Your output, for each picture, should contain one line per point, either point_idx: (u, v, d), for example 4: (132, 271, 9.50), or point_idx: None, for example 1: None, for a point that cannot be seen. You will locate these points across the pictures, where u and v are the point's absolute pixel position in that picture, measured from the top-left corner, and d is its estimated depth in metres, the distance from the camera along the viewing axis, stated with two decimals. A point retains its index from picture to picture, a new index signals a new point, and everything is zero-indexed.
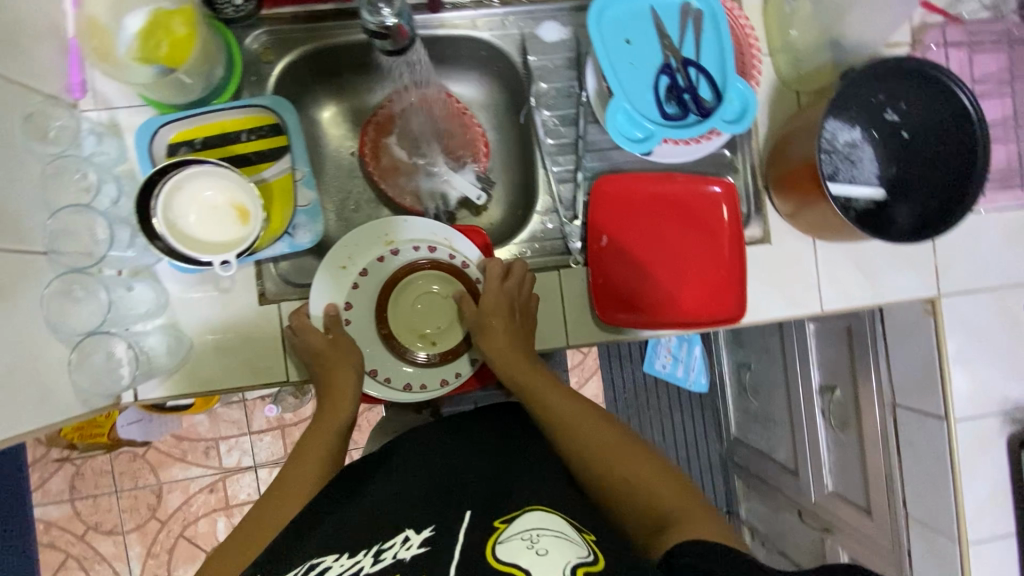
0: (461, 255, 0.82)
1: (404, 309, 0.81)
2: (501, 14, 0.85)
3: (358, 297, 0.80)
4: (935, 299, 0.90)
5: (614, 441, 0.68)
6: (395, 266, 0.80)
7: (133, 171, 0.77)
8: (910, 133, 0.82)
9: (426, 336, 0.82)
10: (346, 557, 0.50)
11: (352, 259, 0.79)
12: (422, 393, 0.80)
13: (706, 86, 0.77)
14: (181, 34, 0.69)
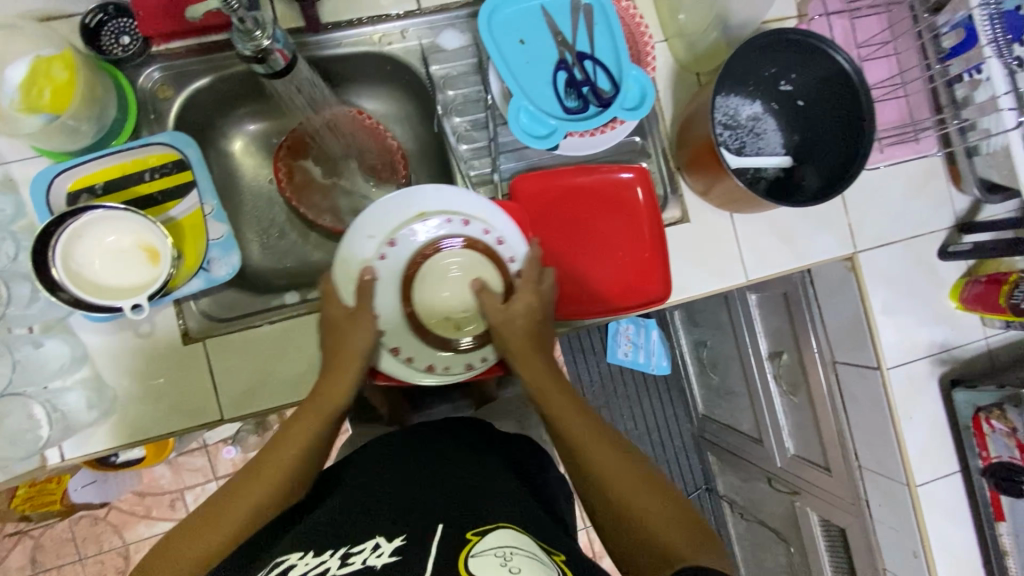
0: (495, 232, 0.76)
1: (432, 285, 0.74)
2: (399, 27, 0.85)
3: (386, 269, 0.74)
4: (853, 256, 0.93)
5: (613, 455, 0.62)
6: (424, 239, 0.74)
7: (32, 226, 0.73)
8: (805, 100, 0.86)
9: (454, 320, 0.75)
10: (312, 557, 0.49)
11: (380, 229, 0.74)
12: (445, 376, 0.75)
13: (604, 77, 0.80)
14: (62, 80, 0.68)
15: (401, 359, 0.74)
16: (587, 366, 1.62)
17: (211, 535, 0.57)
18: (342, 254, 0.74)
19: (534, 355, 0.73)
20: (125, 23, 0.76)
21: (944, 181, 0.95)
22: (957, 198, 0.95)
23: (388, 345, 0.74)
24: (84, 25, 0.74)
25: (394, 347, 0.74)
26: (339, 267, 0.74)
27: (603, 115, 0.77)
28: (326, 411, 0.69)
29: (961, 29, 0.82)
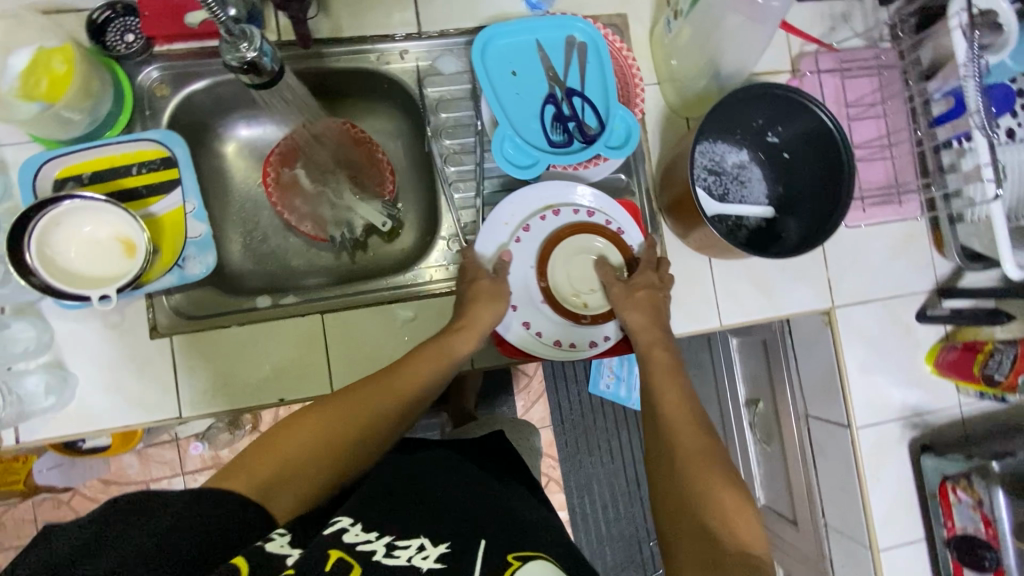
0: (616, 222, 0.85)
1: (560, 266, 0.84)
2: (398, 48, 0.87)
3: (521, 251, 0.84)
4: (831, 310, 0.93)
5: (712, 480, 0.63)
6: (559, 225, 0.84)
7: (15, 208, 0.75)
8: (791, 153, 0.87)
9: (578, 298, 0.84)
10: (362, 529, 0.50)
11: (514, 217, 0.84)
12: (566, 349, 0.83)
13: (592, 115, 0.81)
14: (61, 72, 0.70)
15: (531, 332, 0.83)
16: (568, 395, 1.62)
17: (310, 440, 0.61)
18: (483, 239, 0.83)
19: (662, 371, 0.76)
20: (132, 21, 0.78)
21: (927, 245, 0.95)
22: (939, 262, 0.95)
23: (519, 319, 0.83)
24: (90, 20, 0.77)
25: (525, 321, 0.83)
26: (484, 245, 0.83)
27: (587, 151, 0.78)
28: (435, 364, 0.73)
29: (951, 97, 0.84)
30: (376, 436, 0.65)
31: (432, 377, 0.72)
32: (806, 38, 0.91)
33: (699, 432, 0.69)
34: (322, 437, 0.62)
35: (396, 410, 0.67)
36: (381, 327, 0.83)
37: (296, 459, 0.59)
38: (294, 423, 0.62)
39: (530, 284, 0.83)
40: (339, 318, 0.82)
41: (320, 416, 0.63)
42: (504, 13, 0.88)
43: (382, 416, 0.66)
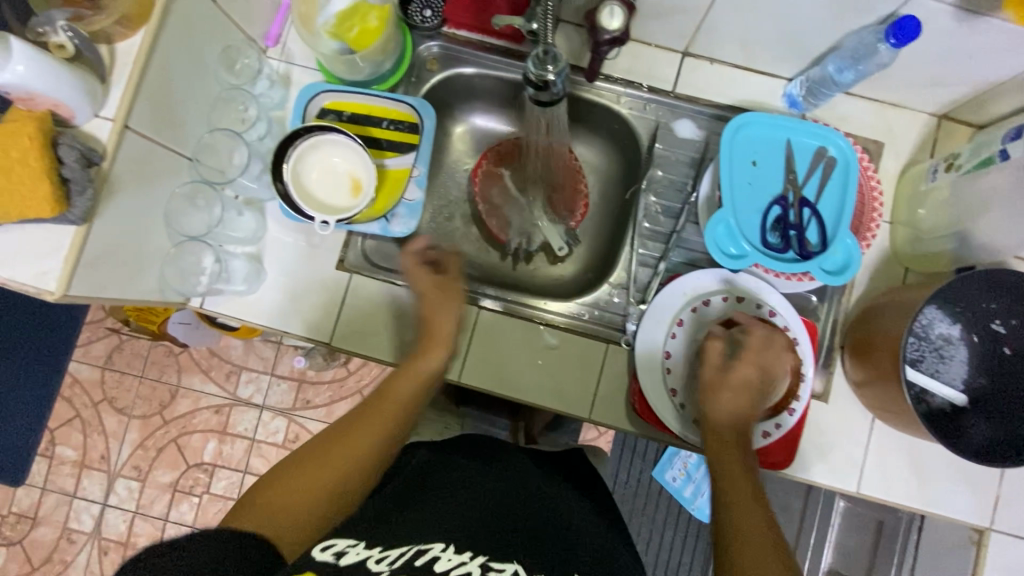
0: (796, 331, 0.79)
1: None
2: (646, 98, 0.89)
3: (691, 322, 0.82)
4: (986, 530, 0.82)
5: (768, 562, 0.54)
6: (737, 312, 0.81)
7: (283, 119, 0.87)
8: (1012, 351, 0.78)
9: None
10: (454, 552, 0.52)
11: (694, 291, 0.83)
12: (702, 435, 0.78)
13: (814, 230, 0.79)
14: (372, 27, 0.80)
15: (674, 401, 0.80)
16: (630, 468, 1.54)
17: (302, 497, 0.56)
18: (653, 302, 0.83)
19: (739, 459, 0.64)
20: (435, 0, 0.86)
21: None
22: None
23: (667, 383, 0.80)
24: None
25: (672, 387, 0.80)
26: (653, 310, 0.83)
27: (799, 265, 0.75)
28: (410, 387, 0.69)
29: None
30: (374, 469, 0.62)
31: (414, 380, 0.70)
32: None
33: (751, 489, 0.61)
34: (311, 489, 0.57)
35: (387, 439, 0.64)
36: (525, 343, 0.85)
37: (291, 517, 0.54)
38: (281, 484, 0.57)
39: (689, 356, 0.81)
40: (492, 318, 0.85)
41: (304, 471, 0.58)
42: (759, 101, 0.87)
43: (369, 448, 0.62)
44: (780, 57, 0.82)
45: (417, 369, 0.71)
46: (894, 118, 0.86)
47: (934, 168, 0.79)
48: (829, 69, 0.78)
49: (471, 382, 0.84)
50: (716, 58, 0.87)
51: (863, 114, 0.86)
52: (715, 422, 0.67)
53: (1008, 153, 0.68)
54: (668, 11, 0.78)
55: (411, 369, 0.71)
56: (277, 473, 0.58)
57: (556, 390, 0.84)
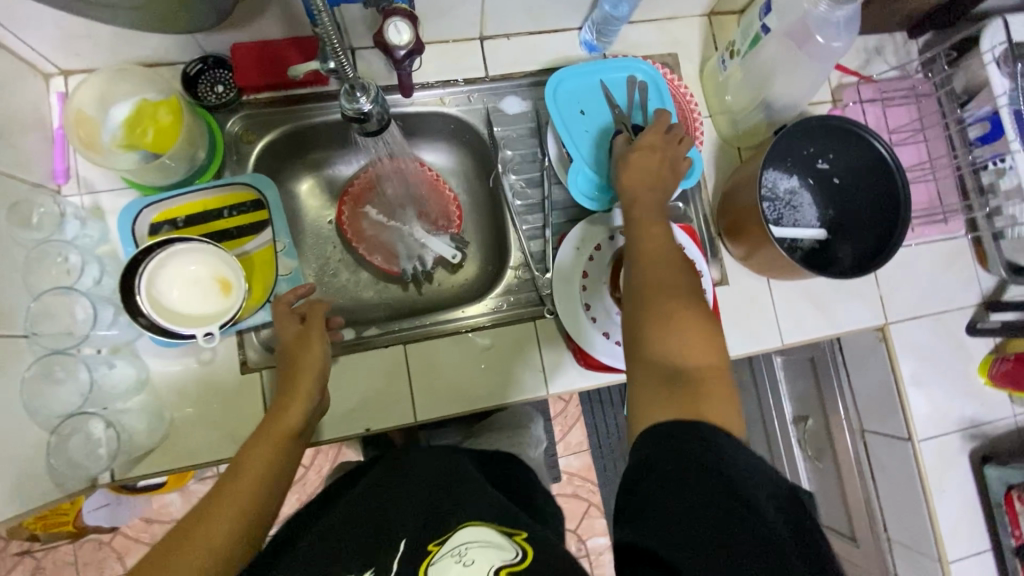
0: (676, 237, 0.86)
1: None
2: (466, 91, 0.92)
3: (594, 268, 0.86)
4: (885, 326, 0.97)
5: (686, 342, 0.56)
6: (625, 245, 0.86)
7: (114, 252, 0.78)
8: (841, 178, 0.91)
9: None
10: None
11: (584, 241, 0.87)
12: None
13: None
14: (167, 123, 0.75)
15: (611, 342, 0.83)
16: (606, 417, 1.59)
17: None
18: (555, 266, 0.86)
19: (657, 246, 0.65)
20: (221, 74, 0.82)
21: (971, 260, 0.98)
22: (984, 276, 0.99)
23: (598, 329, 0.83)
24: (184, 73, 0.81)
25: (605, 331, 0.83)
26: (560, 272, 0.86)
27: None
28: (271, 441, 0.64)
29: (986, 122, 0.88)
30: (253, 520, 0.57)
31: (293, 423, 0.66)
32: (846, 70, 0.96)
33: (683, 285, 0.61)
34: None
35: (261, 487, 0.60)
36: (459, 354, 0.85)
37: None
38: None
39: (604, 297, 0.84)
40: (420, 348, 0.84)
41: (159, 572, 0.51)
42: (563, 55, 0.94)
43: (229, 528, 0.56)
44: (562, 12, 0.88)
45: (288, 417, 0.66)
46: (674, 29, 0.96)
47: (721, 59, 0.89)
48: (607, 8, 0.84)
49: (427, 415, 0.83)
50: (510, 32, 0.91)
51: (650, 34, 0.95)
52: (648, 250, 0.65)
53: (768, 27, 0.77)
54: (448, 6, 0.81)
55: (282, 418, 0.66)
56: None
57: (507, 384, 0.85)
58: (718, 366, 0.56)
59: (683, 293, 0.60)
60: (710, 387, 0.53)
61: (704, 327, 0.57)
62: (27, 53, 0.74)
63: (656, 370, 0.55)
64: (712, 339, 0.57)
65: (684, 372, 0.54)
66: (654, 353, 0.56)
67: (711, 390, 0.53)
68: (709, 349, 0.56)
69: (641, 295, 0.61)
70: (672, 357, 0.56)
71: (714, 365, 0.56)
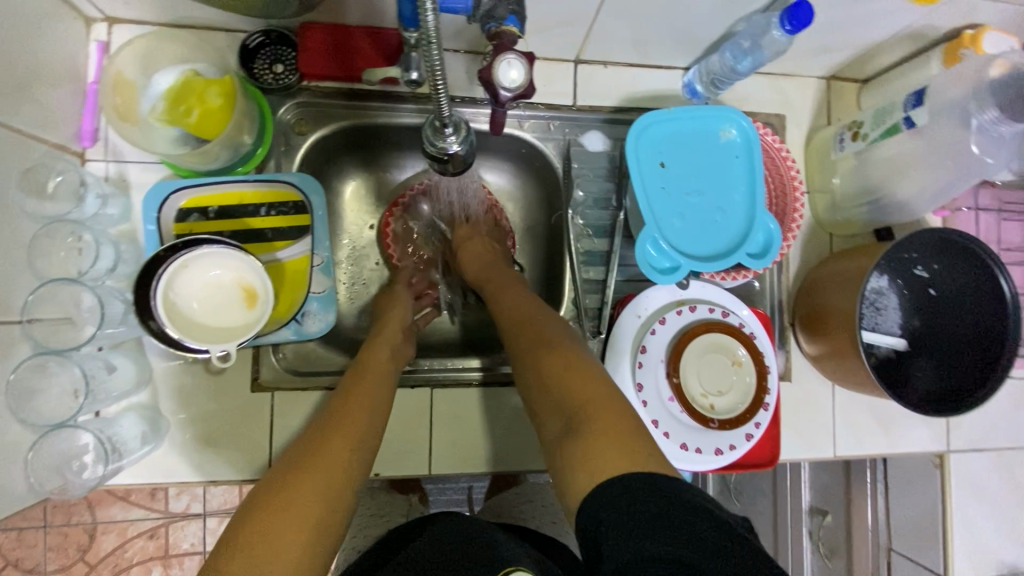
0: (746, 324, 0.78)
1: (694, 361, 0.75)
2: (546, 117, 0.82)
3: (653, 344, 0.76)
4: (944, 454, 0.89)
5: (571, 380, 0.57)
6: (693, 321, 0.77)
7: (131, 234, 0.70)
8: (939, 291, 0.81)
9: (704, 398, 0.75)
10: None
11: (647, 311, 0.78)
12: (692, 456, 0.74)
13: (734, 220, 0.76)
14: (215, 105, 0.66)
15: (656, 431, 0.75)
16: None
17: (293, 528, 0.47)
18: (613, 334, 0.78)
19: (507, 287, 0.72)
20: (283, 51, 0.72)
21: None
22: None
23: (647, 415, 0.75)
24: (243, 45, 0.71)
25: (652, 417, 0.75)
26: (614, 342, 0.78)
27: (727, 257, 0.74)
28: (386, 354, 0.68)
29: None
30: (365, 449, 0.57)
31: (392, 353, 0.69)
32: None
33: (545, 320, 0.65)
34: (305, 505, 0.49)
35: (376, 413, 0.60)
36: (489, 411, 0.77)
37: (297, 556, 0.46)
38: (261, 527, 0.46)
39: (660, 377, 0.75)
40: (449, 395, 0.77)
41: (288, 493, 0.49)
42: (660, 95, 0.84)
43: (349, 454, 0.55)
44: (672, 50, 0.78)
45: (387, 341, 0.70)
46: (788, 88, 0.86)
47: (840, 136, 0.79)
48: (727, 58, 0.74)
49: (443, 468, 0.76)
50: (609, 60, 0.81)
51: (761, 90, 0.85)
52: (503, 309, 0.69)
53: (913, 120, 0.68)
54: (552, 25, 0.71)
55: (382, 340, 0.70)
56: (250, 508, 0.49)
57: (536, 450, 0.78)
58: (605, 399, 0.54)
59: (565, 358, 0.59)
60: (614, 435, 0.50)
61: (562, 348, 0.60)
62: None
63: (558, 424, 0.55)
64: (585, 375, 0.56)
65: (577, 417, 0.53)
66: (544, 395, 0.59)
67: (607, 430, 0.51)
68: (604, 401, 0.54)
69: (521, 358, 0.62)
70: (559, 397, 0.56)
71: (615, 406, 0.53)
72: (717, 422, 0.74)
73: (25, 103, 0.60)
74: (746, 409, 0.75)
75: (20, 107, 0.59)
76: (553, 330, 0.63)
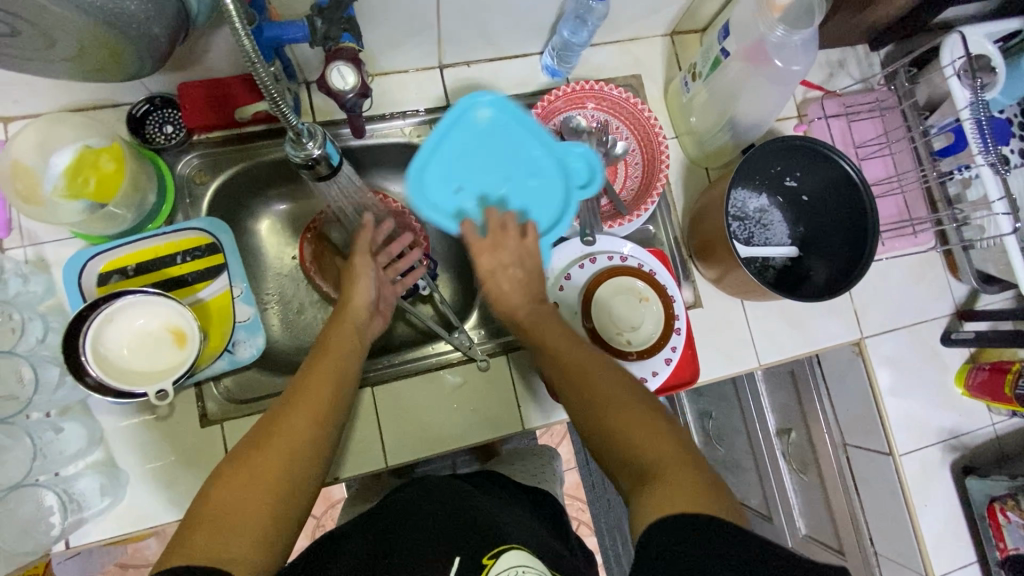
0: (647, 263, 0.84)
1: (603, 304, 0.82)
2: (428, 121, 0.90)
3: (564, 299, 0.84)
4: (860, 341, 0.96)
5: (646, 432, 0.55)
6: (596, 271, 0.83)
7: (59, 306, 0.75)
8: (809, 196, 0.90)
9: (621, 335, 0.81)
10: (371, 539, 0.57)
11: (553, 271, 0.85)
12: None
13: (549, 169, 0.75)
14: (109, 171, 0.72)
15: None
16: None
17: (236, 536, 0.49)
18: None
19: (553, 324, 0.69)
20: (170, 113, 0.79)
21: (942, 270, 0.99)
22: (956, 287, 0.99)
23: None
24: (130, 115, 0.78)
25: None
26: None
27: (565, 205, 0.75)
28: (344, 331, 0.71)
29: (950, 132, 0.89)
30: (315, 454, 0.58)
31: (354, 336, 0.72)
32: (810, 86, 0.97)
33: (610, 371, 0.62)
34: (249, 514, 0.51)
35: (335, 397, 0.63)
36: (431, 394, 0.83)
37: (245, 555, 0.48)
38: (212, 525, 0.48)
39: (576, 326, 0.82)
40: (390, 388, 0.82)
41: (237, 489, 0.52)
42: (526, 80, 0.92)
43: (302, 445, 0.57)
44: (523, 39, 0.87)
45: (350, 318, 0.73)
46: (637, 50, 0.95)
47: (685, 81, 0.89)
48: (566, 34, 0.83)
49: (400, 458, 0.81)
50: (471, 59, 0.90)
51: (613, 56, 0.94)
52: (565, 363, 0.64)
53: (727, 50, 0.77)
54: (404, 38, 0.79)
55: (345, 317, 0.73)
56: (192, 514, 0.50)
57: (482, 421, 0.83)
58: (677, 452, 0.53)
59: (633, 416, 0.57)
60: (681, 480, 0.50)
61: (645, 415, 0.57)
62: None
63: (630, 474, 0.54)
64: (656, 428, 0.55)
65: (650, 474, 0.53)
66: (617, 439, 0.56)
67: (681, 483, 0.50)
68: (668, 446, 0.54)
69: (590, 431, 0.59)
70: (634, 452, 0.55)
71: (679, 455, 0.53)
72: (634, 355, 0.81)
73: None
74: (661, 336, 0.81)
75: None
76: (621, 380, 0.61)
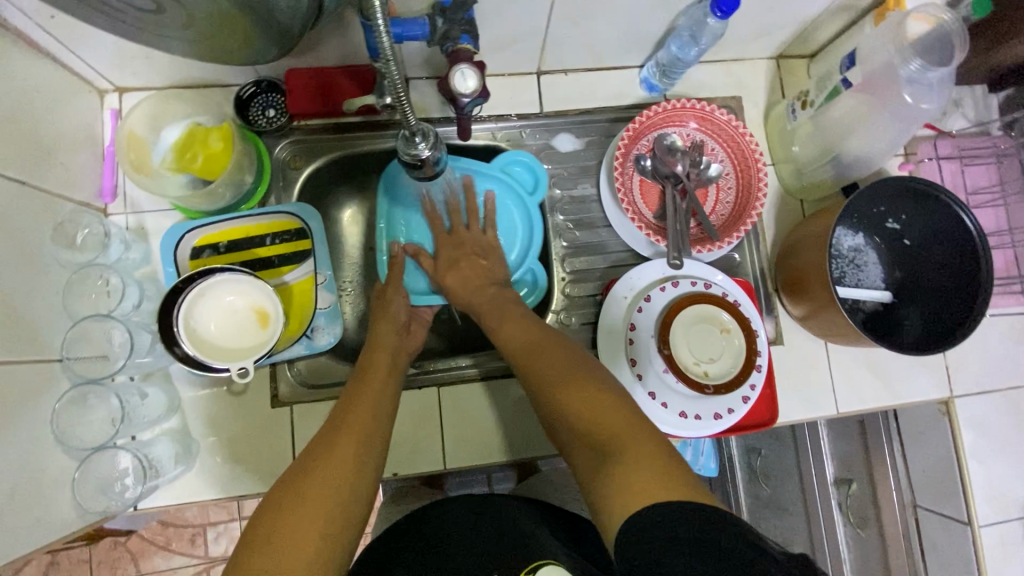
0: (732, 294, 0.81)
1: (683, 330, 0.78)
2: (518, 126, 0.89)
3: (641, 320, 0.81)
4: (949, 400, 0.91)
5: (597, 406, 0.57)
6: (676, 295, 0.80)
7: (153, 274, 0.77)
8: (913, 240, 0.84)
9: (698, 366, 0.78)
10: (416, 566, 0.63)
11: (632, 292, 0.83)
12: (691, 423, 0.78)
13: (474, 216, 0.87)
14: (216, 149, 0.73)
15: (654, 403, 0.78)
16: None
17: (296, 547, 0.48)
18: (601, 318, 0.83)
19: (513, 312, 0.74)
20: (274, 98, 0.80)
21: None
22: None
23: (643, 389, 0.79)
24: (237, 96, 0.79)
25: (650, 391, 0.79)
26: (605, 325, 0.83)
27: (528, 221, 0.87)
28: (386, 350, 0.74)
29: None
30: (370, 467, 0.59)
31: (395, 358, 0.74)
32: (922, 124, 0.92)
33: (563, 353, 0.66)
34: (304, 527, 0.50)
35: (377, 411, 0.65)
36: (496, 403, 0.81)
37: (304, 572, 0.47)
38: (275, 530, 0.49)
39: (651, 350, 0.79)
40: (456, 392, 0.81)
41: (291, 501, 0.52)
42: (621, 93, 0.90)
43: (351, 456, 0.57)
44: (625, 51, 0.85)
45: (386, 341, 0.75)
46: (740, 71, 0.91)
47: (791, 108, 0.85)
48: (673, 50, 0.81)
49: (458, 463, 0.80)
50: (568, 67, 0.88)
51: (714, 76, 0.91)
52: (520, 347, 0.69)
53: (849, 81, 0.74)
54: (509, 42, 0.79)
55: (382, 342, 0.75)
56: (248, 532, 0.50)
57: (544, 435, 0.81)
58: (634, 426, 0.54)
59: (592, 393, 0.58)
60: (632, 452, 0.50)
61: (596, 393, 0.58)
62: (87, 72, 0.72)
63: (590, 456, 0.55)
64: (606, 401, 0.57)
65: (607, 449, 0.53)
66: (571, 418, 0.58)
67: (633, 456, 0.50)
68: (624, 421, 0.55)
69: (549, 409, 0.61)
70: (589, 427, 0.56)
71: (632, 427, 0.54)
72: (712, 387, 0.77)
73: (51, 166, 0.67)
74: (742, 372, 0.77)
75: (47, 170, 0.67)
76: (573, 361, 0.64)
